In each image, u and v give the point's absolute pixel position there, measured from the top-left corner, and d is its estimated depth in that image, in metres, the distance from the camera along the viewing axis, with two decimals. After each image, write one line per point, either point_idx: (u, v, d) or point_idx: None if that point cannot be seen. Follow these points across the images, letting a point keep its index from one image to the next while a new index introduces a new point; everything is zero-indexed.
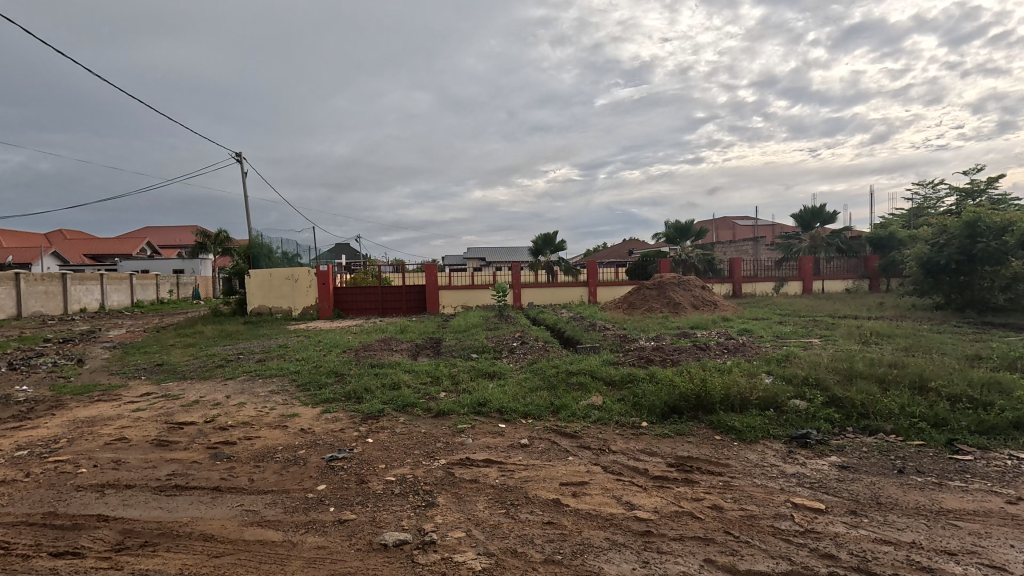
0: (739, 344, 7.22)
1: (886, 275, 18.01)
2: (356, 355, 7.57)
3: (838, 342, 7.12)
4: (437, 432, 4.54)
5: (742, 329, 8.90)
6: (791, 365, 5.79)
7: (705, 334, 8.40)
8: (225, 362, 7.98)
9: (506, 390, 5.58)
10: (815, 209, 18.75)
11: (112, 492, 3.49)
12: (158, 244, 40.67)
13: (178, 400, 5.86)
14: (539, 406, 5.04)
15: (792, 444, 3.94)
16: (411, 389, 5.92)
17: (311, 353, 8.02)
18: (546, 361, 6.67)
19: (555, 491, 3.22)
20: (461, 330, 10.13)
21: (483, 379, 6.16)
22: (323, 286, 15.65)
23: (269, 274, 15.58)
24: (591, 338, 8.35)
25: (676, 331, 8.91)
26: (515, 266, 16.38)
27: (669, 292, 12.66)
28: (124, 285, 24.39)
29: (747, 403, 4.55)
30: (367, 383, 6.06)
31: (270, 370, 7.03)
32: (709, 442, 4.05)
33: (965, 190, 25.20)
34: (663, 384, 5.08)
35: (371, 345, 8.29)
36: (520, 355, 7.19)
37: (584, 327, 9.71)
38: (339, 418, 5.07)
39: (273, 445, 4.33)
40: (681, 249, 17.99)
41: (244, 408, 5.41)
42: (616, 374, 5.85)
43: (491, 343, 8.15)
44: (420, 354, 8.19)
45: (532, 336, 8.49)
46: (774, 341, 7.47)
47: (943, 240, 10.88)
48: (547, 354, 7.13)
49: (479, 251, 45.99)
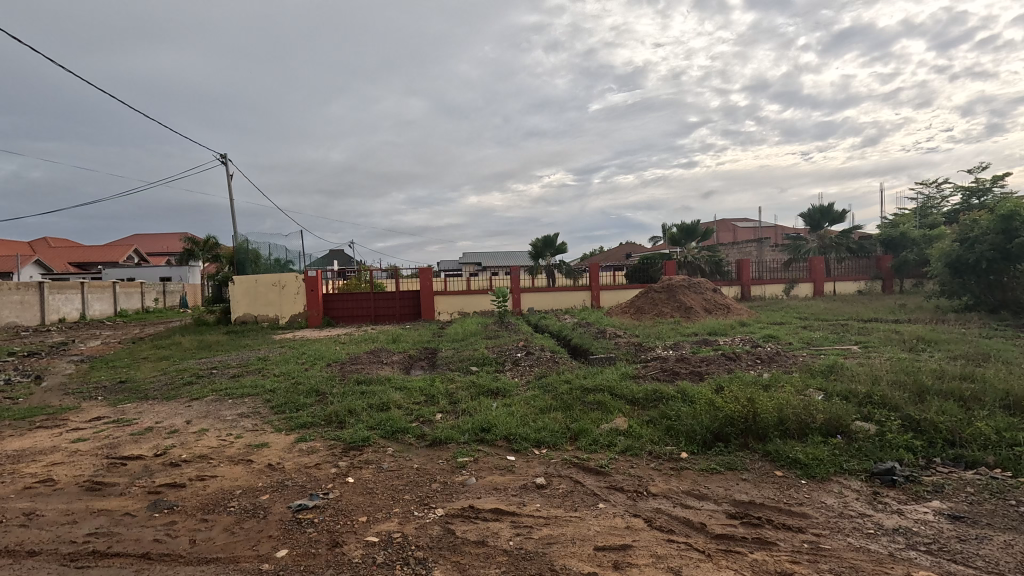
0: (772, 353, 6.43)
1: (899, 275, 17.35)
2: (341, 369, 6.74)
3: (882, 350, 6.35)
4: (433, 468, 3.74)
5: (766, 335, 8.14)
6: (841, 378, 5.02)
7: (728, 341, 7.63)
8: (195, 379, 7.13)
9: (513, 413, 4.78)
10: (824, 209, 18.10)
11: (6, 565, 2.66)
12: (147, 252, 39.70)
13: (129, 427, 5.01)
14: (554, 432, 4.26)
15: (876, 484, 3.16)
16: (403, 411, 5.11)
17: (291, 368, 7.19)
18: (556, 376, 5.86)
19: (589, 560, 2.42)
20: (458, 339, 9.30)
21: (485, 398, 5.35)
22: (312, 292, 14.81)
23: (254, 280, 14.76)
24: (603, 347, 7.55)
25: (695, 338, 8.12)
26: (514, 270, 15.61)
27: (680, 295, 11.89)
28: (106, 293, 23.44)
29: (806, 428, 3.77)
30: (351, 403, 5.25)
31: (243, 388, 6.20)
32: (770, 480, 3.26)
33: (970, 188, 24.69)
34: (699, 404, 4.30)
35: (358, 357, 7.46)
36: (525, 367, 6.39)
37: (592, 335, 8.90)
38: (316, 449, 4.26)
39: (230, 489, 3.50)
40: (686, 250, 17.27)
41: (205, 438, 4.57)
42: (639, 391, 5.07)
43: (491, 354, 7.33)
44: (413, 367, 7.37)
45: (537, 346, 7.67)
46: (808, 349, 6.70)
47: (974, 236, 10.20)
48: (556, 366, 6.33)
49: (475, 256, 45.17)
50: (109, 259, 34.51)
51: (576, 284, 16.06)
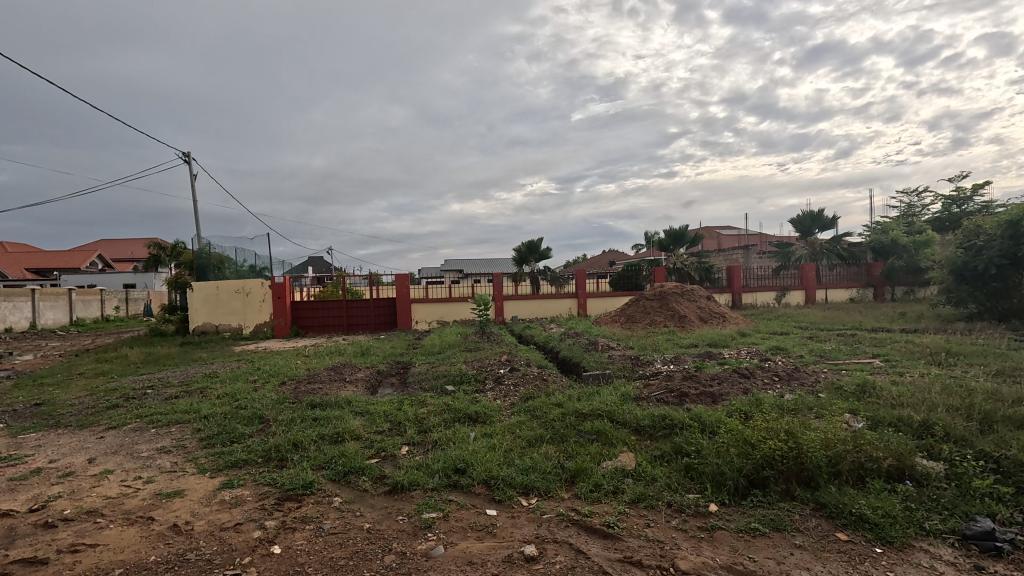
0: (788, 369, 5.68)
1: (890, 283, 16.91)
2: (294, 390, 5.79)
3: (910, 366, 5.65)
4: (389, 530, 2.86)
5: (773, 348, 7.42)
6: (879, 400, 4.29)
7: (734, 355, 6.87)
8: (123, 401, 6.09)
9: (495, 447, 3.92)
10: (814, 215, 17.64)
11: None
12: (111, 258, 37.82)
13: (12, 468, 3.98)
14: (546, 475, 3.42)
15: (974, 554, 2.38)
16: (361, 444, 4.21)
17: (238, 387, 6.20)
18: (545, 398, 5.02)
19: None
20: (435, 353, 8.38)
21: (461, 427, 4.48)
22: (279, 300, 13.76)
23: (216, 287, 13.65)
24: (596, 361, 6.74)
25: (697, 350, 7.37)
26: (497, 276, 14.76)
27: (673, 304, 11.19)
28: (60, 301, 21.87)
29: (863, 470, 3.00)
30: (298, 434, 4.33)
31: (174, 413, 5.21)
32: (834, 548, 2.46)
33: (952, 195, 24.65)
34: (725, 437, 3.49)
35: (317, 374, 6.50)
36: (509, 387, 5.54)
37: (582, 347, 8.09)
38: (242, 499, 3.33)
39: (106, 569, 2.55)
40: (675, 257, 16.64)
41: (102, 485, 3.60)
42: (644, 416, 4.27)
43: (470, 370, 6.45)
44: (381, 387, 6.45)
45: (522, 360, 6.82)
46: (826, 364, 5.98)
47: (980, 242, 9.67)
48: (544, 385, 5.48)
49: (456, 264, 44.23)
50: (68, 264, 32.62)
51: (562, 292, 15.29)
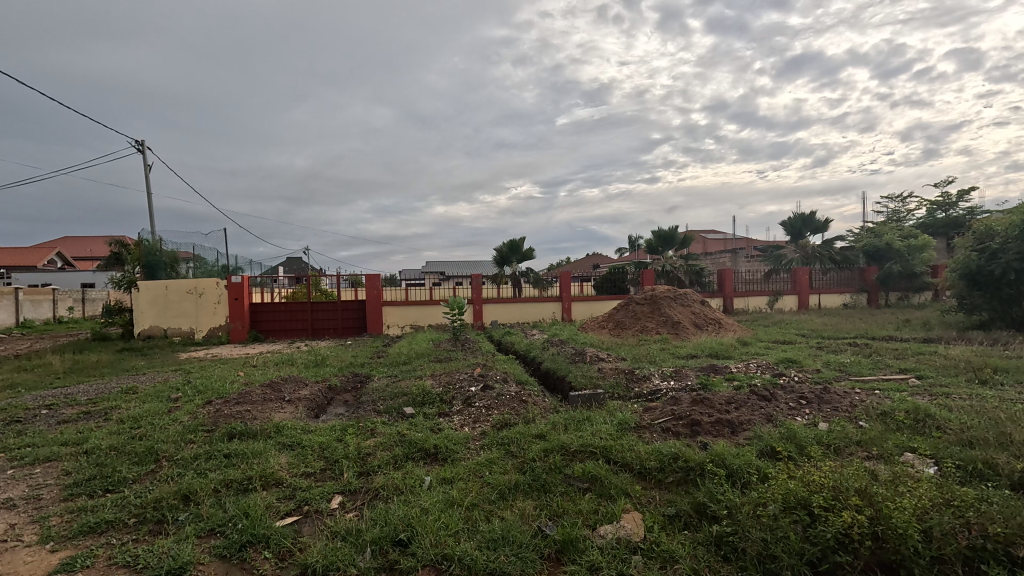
0: (813, 388, 4.80)
1: (885, 288, 16.32)
2: (216, 413, 4.70)
3: (953, 386, 4.80)
4: None
5: (784, 360, 6.54)
6: (942, 434, 3.41)
7: (742, 369, 5.98)
8: (3, 426, 4.92)
9: (455, 504, 2.92)
10: (807, 218, 17.06)
11: None
12: (72, 256, 35.80)
13: None
14: (521, 552, 2.43)
15: None
16: (278, 496, 3.17)
17: (151, 408, 5.08)
18: (523, 426, 4.04)
19: None
20: (400, 363, 7.33)
21: (415, 469, 3.48)
22: (236, 302, 12.54)
23: (165, 287, 12.39)
24: (584, 376, 5.78)
25: (698, 363, 6.46)
26: (476, 278, 13.73)
27: (665, 309, 10.30)
28: (6, 302, 20.19)
29: (974, 554, 2.10)
30: (197, 481, 3.27)
31: (51, 445, 4.08)
32: None
33: (937, 200, 24.40)
34: (766, 495, 2.54)
35: (251, 390, 5.41)
36: (480, 411, 4.55)
37: (567, 358, 7.11)
38: None
39: None
40: (664, 259, 15.81)
41: None
42: (650, 457, 3.32)
43: (435, 387, 5.42)
44: (328, 408, 5.40)
45: (498, 374, 5.82)
46: (852, 382, 5.11)
47: (995, 245, 8.98)
48: (524, 409, 4.49)
49: (437, 266, 43.04)
50: (23, 263, 30.69)
51: (545, 296, 14.33)
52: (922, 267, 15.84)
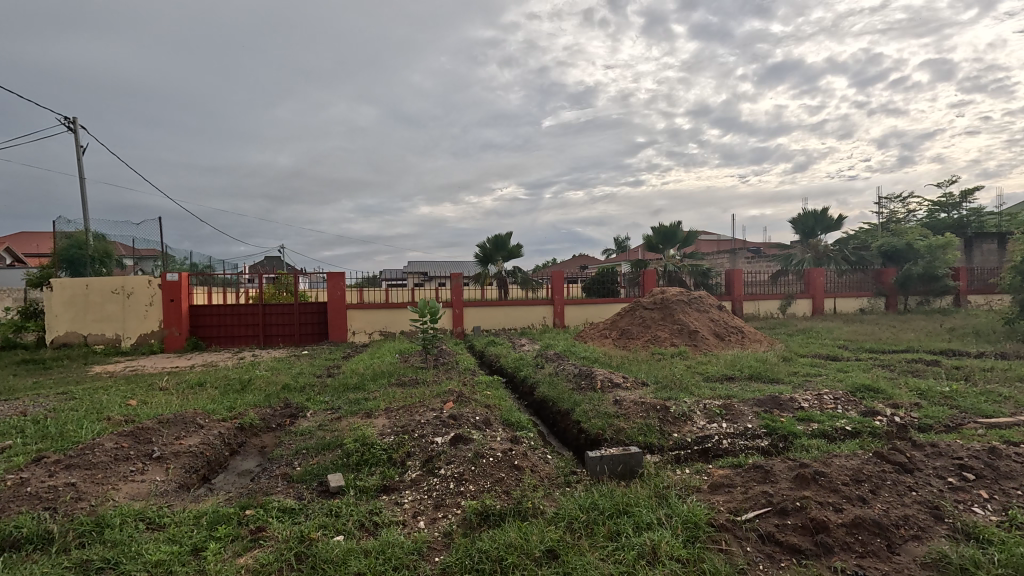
0: (956, 443, 3.14)
1: (903, 291, 15.01)
2: (15, 489, 2.87)
3: None
4: None
5: (858, 387, 4.90)
6: None
7: (813, 401, 4.35)
8: None
9: None
10: (818, 216, 15.63)
11: None
12: (25, 254, 33.16)
13: None
14: None
15: None
16: None
17: None
18: (517, 530, 2.33)
19: None
20: (348, 389, 5.56)
21: None
22: (172, 305, 10.65)
23: (85, 287, 10.43)
24: (600, 415, 4.09)
25: (745, 392, 4.85)
26: (456, 278, 11.98)
27: (678, 315, 8.69)
28: None
29: None
30: None
31: None
32: None
33: (940, 201, 23.39)
34: None
35: (107, 438, 3.60)
36: (445, 490, 2.82)
37: (569, 382, 5.38)
38: None
39: None
40: (665, 258, 14.25)
41: None
42: None
43: (383, 434, 3.66)
44: (221, 469, 3.62)
45: (478, 411, 4.10)
46: (1000, 431, 3.46)
47: None
48: (516, 486, 2.77)
49: (419, 266, 41.16)
50: None
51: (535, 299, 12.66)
52: (944, 268, 14.51)
